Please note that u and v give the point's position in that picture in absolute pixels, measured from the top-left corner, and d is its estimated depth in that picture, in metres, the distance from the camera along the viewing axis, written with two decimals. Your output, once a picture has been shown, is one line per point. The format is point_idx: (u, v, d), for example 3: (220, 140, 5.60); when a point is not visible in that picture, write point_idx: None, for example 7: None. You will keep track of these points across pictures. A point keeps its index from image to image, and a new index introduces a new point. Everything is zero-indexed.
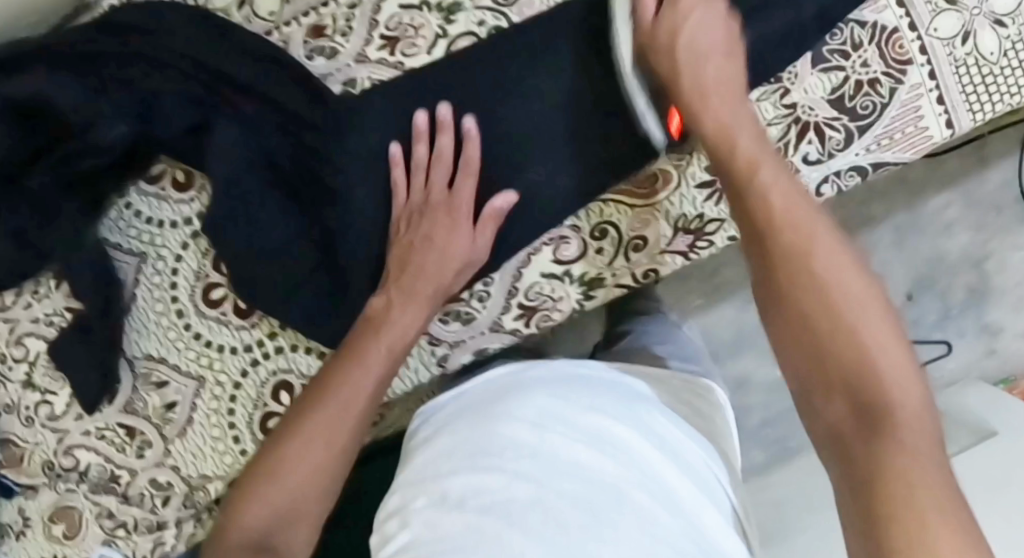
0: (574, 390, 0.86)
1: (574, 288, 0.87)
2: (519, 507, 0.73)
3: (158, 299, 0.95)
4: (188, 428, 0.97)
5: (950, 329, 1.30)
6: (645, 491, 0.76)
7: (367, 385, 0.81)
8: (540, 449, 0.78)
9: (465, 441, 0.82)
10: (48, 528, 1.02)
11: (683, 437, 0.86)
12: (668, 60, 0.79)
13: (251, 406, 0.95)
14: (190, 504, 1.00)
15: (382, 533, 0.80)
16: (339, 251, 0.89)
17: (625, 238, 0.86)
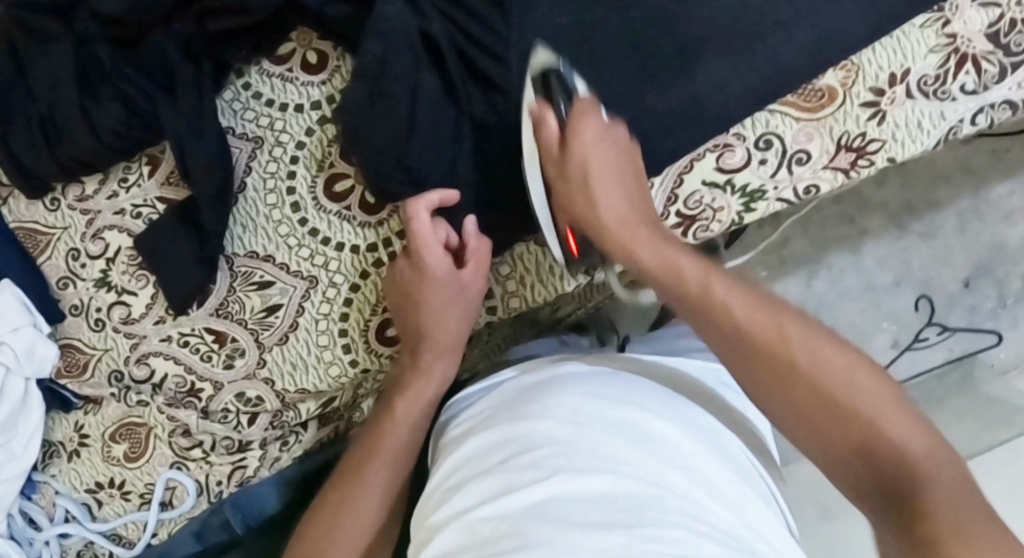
0: (611, 379, 0.86)
1: (734, 199, 0.85)
2: (568, 513, 0.73)
3: (271, 189, 0.87)
4: (290, 334, 0.88)
5: (1004, 318, 1.32)
6: (689, 480, 0.77)
7: (380, 477, 0.86)
8: (576, 445, 0.78)
9: (504, 443, 0.82)
10: (108, 447, 0.92)
11: (727, 431, 0.85)
12: (567, 197, 0.82)
13: (367, 310, 0.88)
14: (277, 424, 0.92)
15: (424, 532, 0.80)
16: (486, 147, 0.85)
17: (789, 150, 0.85)
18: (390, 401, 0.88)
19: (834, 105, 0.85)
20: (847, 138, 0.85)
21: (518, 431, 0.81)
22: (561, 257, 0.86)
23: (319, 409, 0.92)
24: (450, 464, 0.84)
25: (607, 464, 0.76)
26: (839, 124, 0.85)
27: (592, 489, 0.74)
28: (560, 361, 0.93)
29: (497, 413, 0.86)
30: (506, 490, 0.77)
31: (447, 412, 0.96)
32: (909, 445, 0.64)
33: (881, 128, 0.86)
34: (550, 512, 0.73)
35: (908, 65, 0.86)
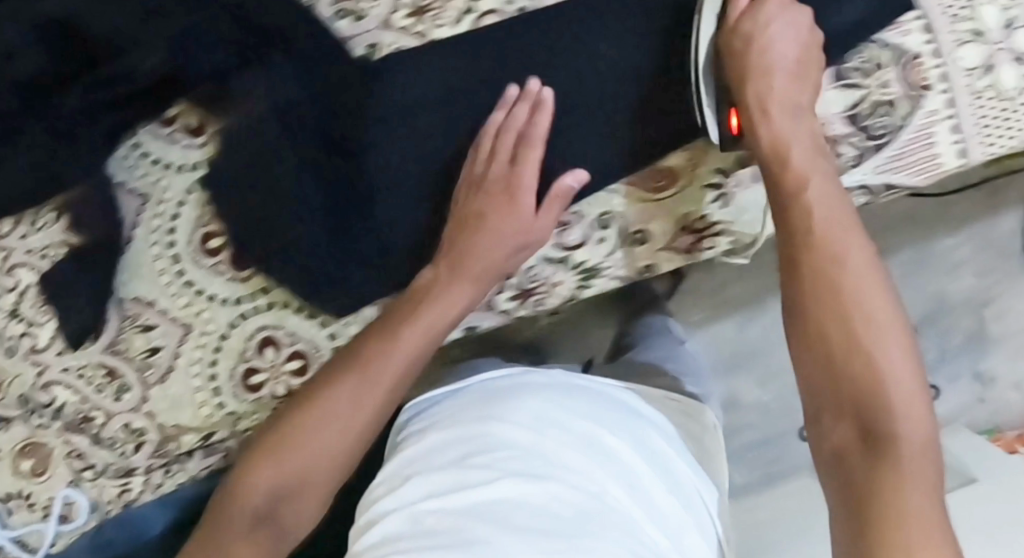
0: (571, 392, 0.89)
1: (570, 275, 0.92)
2: (522, 517, 0.76)
3: (154, 241, 0.94)
4: (169, 375, 0.96)
5: (944, 371, 1.32)
6: (633, 498, 0.81)
7: (338, 407, 0.87)
8: (529, 454, 0.81)
9: (458, 440, 0.84)
10: (16, 462, 1.01)
11: (673, 451, 0.90)
12: (738, 77, 0.81)
13: (235, 359, 0.95)
14: (161, 454, 1.00)
15: (367, 518, 0.83)
16: (343, 217, 0.89)
17: (626, 231, 0.90)
18: (343, 358, 0.88)
19: (676, 187, 0.89)
20: (686, 221, 0.90)
21: (476, 431, 0.84)
22: (719, 135, 0.84)
23: (200, 442, 0.99)
24: (402, 460, 0.86)
25: (551, 472, 0.80)
26: (680, 208, 0.90)
27: (541, 497, 0.77)
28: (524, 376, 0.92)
29: (459, 409, 0.89)
30: (456, 488, 0.79)
31: (409, 410, 0.97)
32: (909, 408, 0.70)
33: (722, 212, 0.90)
34: (498, 514, 0.76)
35: None
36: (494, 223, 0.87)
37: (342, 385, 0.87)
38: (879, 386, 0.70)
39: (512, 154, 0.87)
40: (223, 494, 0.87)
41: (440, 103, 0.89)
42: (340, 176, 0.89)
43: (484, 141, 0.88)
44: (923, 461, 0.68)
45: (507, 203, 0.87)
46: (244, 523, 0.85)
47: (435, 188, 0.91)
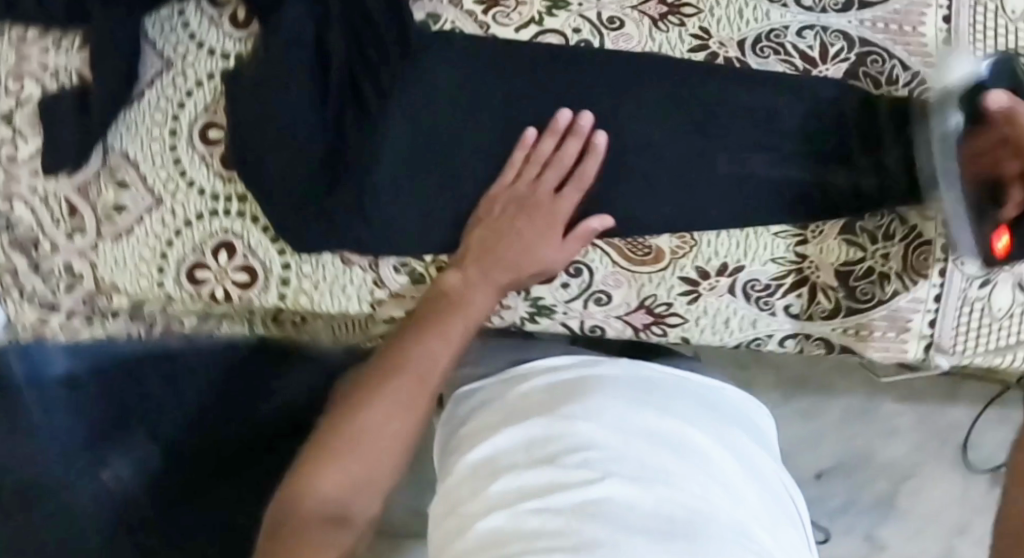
0: (664, 394, 0.85)
1: (524, 304, 0.91)
2: (633, 518, 0.72)
3: (160, 109, 0.95)
4: (124, 236, 0.97)
5: (841, 521, 1.27)
6: (731, 494, 0.77)
7: (442, 361, 0.85)
8: (627, 454, 0.77)
9: (538, 439, 0.80)
10: None
11: (758, 452, 0.86)
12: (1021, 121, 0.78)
13: (188, 248, 0.95)
14: (89, 302, 1.02)
15: (452, 508, 0.79)
16: (338, 161, 0.91)
17: (592, 286, 0.89)
18: (428, 330, 0.85)
19: (654, 266, 0.88)
20: (650, 301, 0.89)
21: (552, 432, 0.80)
22: (980, 254, 0.83)
23: (129, 306, 1.01)
24: (472, 454, 0.82)
25: (658, 474, 0.76)
26: (650, 286, 0.89)
27: (663, 501, 0.73)
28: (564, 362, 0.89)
29: (538, 402, 0.84)
30: (559, 487, 0.75)
31: (456, 395, 0.92)
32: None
33: (687, 307, 0.89)
34: (611, 515, 0.72)
35: (743, 264, 0.88)
36: (508, 254, 0.87)
37: (388, 386, 0.82)
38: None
39: (557, 184, 0.87)
40: (302, 458, 0.79)
41: (469, 97, 0.89)
42: (350, 126, 0.90)
43: (521, 159, 0.87)
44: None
45: (547, 225, 0.86)
46: (319, 515, 0.75)
47: (432, 169, 0.90)
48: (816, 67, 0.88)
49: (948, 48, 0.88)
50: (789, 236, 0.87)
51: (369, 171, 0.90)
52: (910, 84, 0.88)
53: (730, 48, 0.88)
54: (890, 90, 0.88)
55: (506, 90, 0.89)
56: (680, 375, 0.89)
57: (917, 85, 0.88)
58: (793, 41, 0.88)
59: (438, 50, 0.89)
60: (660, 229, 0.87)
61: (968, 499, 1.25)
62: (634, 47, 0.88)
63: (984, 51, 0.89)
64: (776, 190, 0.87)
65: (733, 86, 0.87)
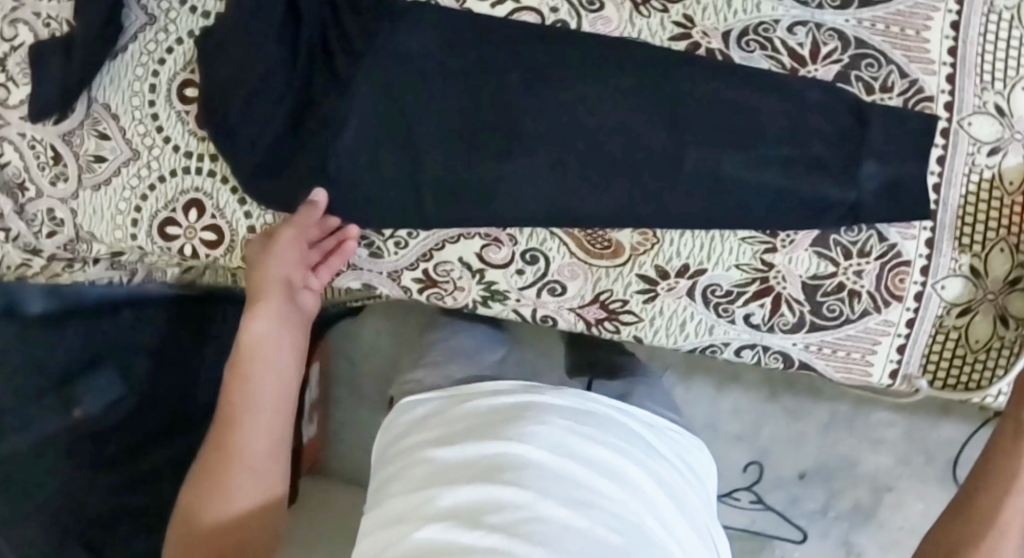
0: (595, 421, 0.90)
1: (476, 287, 0.88)
2: (567, 541, 0.75)
3: (142, 63, 0.96)
4: (103, 186, 0.98)
5: (819, 524, 1.28)
6: (651, 517, 0.83)
7: (264, 396, 0.83)
8: (564, 474, 0.81)
9: (477, 453, 0.83)
10: None
11: (672, 478, 0.91)
12: None
13: (161, 204, 0.96)
14: (70, 248, 1.03)
15: (389, 516, 0.82)
16: (306, 129, 0.90)
17: (547, 275, 0.87)
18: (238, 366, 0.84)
19: (612, 261, 0.85)
20: (604, 296, 0.86)
21: (488, 450, 0.83)
22: None
23: (108, 255, 1.02)
24: (408, 472, 0.86)
25: (592, 497, 0.80)
26: (607, 280, 0.86)
27: (598, 520, 0.78)
28: (501, 387, 0.94)
29: (478, 423, 0.88)
30: (494, 502, 0.78)
31: (401, 408, 0.97)
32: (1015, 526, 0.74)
33: (643, 307, 0.86)
34: (549, 532, 0.75)
35: (705, 267, 0.84)
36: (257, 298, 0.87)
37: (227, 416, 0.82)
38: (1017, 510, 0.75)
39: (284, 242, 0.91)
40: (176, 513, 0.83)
41: (439, 73, 0.86)
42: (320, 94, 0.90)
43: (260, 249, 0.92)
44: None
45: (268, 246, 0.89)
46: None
47: (397, 143, 0.87)
48: (804, 67, 0.83)
49: (951, 58, 0.83)
50: (755, 241, 0.84)
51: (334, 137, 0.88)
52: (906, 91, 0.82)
53: (713, 39, 0.83)
54: (880, 98, 0.82)
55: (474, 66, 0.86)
56: (604, 404, 0.94)
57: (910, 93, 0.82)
58: (783, 36, 0.83)
59: (410, 23, 0.87)
60: (617, 225, 0.83)
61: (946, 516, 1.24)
62: (614, 32, 0.84)
63: (992, 64, 0.82)
64: (751, 196, 0.82)
65: (709, 81, 0.83)
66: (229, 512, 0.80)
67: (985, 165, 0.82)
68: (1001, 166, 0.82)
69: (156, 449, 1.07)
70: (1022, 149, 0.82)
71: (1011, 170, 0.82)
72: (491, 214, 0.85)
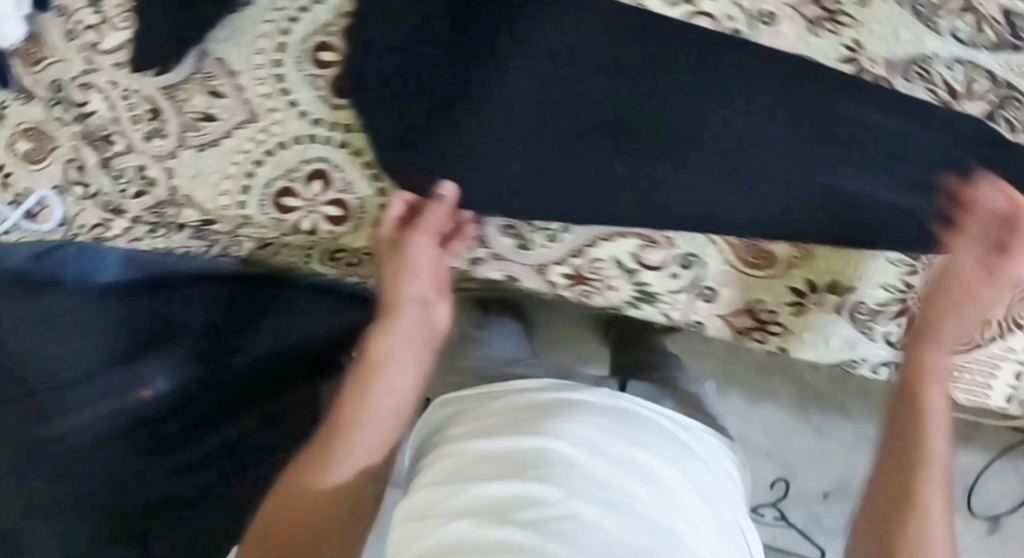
0: (636, 427, 0.83)
1: (627, 287, 0.86)
2: (595, 542, 0.68)
3: (271, 19, 0.89)
4: (209, 147, 0.92)
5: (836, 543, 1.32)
6: (690, 527, 0.75)
7: (376, 396, 0.79)
8: (596, 474, 0.74)
9: (509, 454, 0.77)
10: (15, 140, 1.00)
11: (714, 480, 0.83)
12: None
13: (279, 171, 0.90)
14: (155, 212, 0.96)
15: (411, 515, 0.77)
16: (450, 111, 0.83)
17: (703, 282, 0.86)
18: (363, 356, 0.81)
19: (770, 273, 0.86)
20: (758, 307, 0.87)
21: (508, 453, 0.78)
22: None
23: (199, 223, 0.96)
24: (429, 477, 0.80)
25: (623, 499, 0.73)
26: (762, 292, 0.87)
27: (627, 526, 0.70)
28: (543, 388, 0.87)
29: (512, 419, 0.83)
30: (519, 501, 0.72)
31: (442, 408, 0.91)
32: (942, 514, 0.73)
33: (794, 322, 0.87)
34: (576, 533, 0.69)
35: (854, 285, 0.86)
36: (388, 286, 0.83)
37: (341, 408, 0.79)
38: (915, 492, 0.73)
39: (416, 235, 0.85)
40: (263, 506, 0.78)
41: (607, 65, 0.82)
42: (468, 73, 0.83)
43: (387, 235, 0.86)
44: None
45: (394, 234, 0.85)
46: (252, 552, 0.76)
47: (556, 138, 0.83)
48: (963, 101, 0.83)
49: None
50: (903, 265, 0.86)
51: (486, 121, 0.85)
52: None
53: (879, 65, 0.82)
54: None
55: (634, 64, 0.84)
56: (650, 409, 0.87)
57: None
58: (942, 70, 0.83)
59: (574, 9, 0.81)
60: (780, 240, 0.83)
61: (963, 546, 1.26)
62: (787, 46, 0.82)
63: None
64: (917, 226, 0.82)
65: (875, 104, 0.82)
66: (309, 501, 0.76)
67: None
68: None
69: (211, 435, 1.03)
70: None
71: None
72: (652, 214, 0.83)
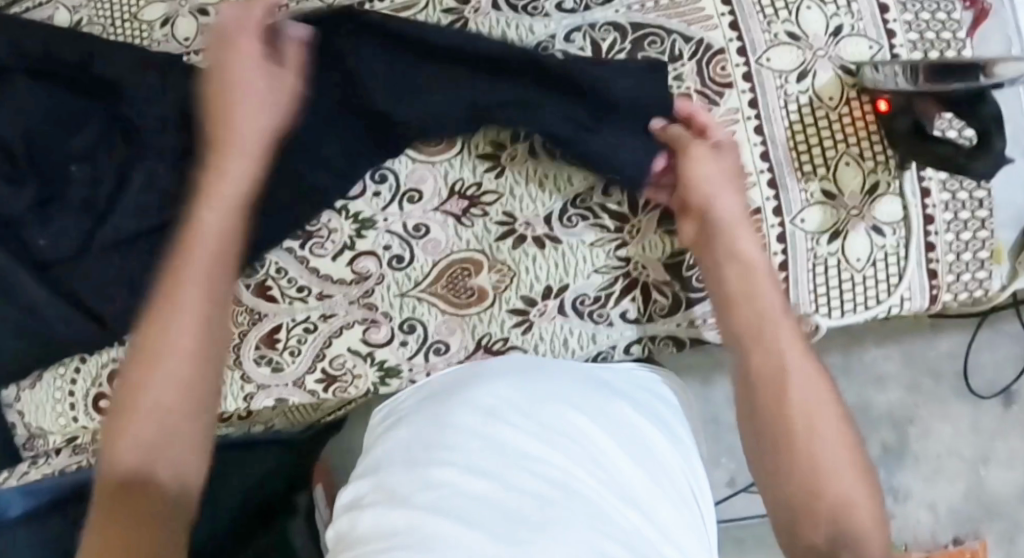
0: (547, 374, 0.82)
1: (371, 370, 0.90)
2: (454, 507, 0.71)
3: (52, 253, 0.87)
4: (36, 383, 1.01)
5: None
6: (536, 493, 0.72)
7: (172, 332, 0.70)
8: (467, 456, 0.75)
9: (410, 442, 0.78)
10: None
11: (661, 435, 0.81)
12: (177, 362, 0.69)
13: (89, 383, 1.00)
14: (30, 446, 1.04)
15: (367, 473, 0.78)
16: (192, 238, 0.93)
17: (429, 338, 0.89)
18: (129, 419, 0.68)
19: (481, 305, 0.87)
20: (486, 340, 0.87)
21: (439, 430, 0.77)
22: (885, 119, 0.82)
23: (66, 443, 1.03)
24: (379, 451, 0.80)
25: (508, 468, 0.74)
26: (482, 325, 0.87)
27: (500, 466, 0.74)
28: (487, 371, 0.83)
29: (428, 405, 0.81)
30: (416, 485, 0.73)
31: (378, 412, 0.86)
32: (830, 418, 0.69)
33: (524, 337, 0.87)
34: (455, 512, 0.70)
35: (567, 282, 0.86)
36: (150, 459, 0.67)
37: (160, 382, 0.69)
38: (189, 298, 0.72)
39: None
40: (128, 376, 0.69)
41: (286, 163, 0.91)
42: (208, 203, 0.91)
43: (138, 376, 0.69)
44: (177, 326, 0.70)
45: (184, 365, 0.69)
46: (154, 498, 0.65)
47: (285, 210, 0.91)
48: None
49: (736, 32, 0.84)
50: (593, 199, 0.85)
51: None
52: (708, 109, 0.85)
53: None
54: (674, 84, 0.85)
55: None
56: (545, 409, 0.79)
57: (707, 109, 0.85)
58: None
59: None
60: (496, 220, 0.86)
61: (981, 427, 1.29)
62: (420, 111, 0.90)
63: None
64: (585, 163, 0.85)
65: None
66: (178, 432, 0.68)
67: (798, 92, 0.84)
68: (814, 87, 0.84)
69: None
70: (828, 65, 0.84)
71: (826, 88, 0.84)
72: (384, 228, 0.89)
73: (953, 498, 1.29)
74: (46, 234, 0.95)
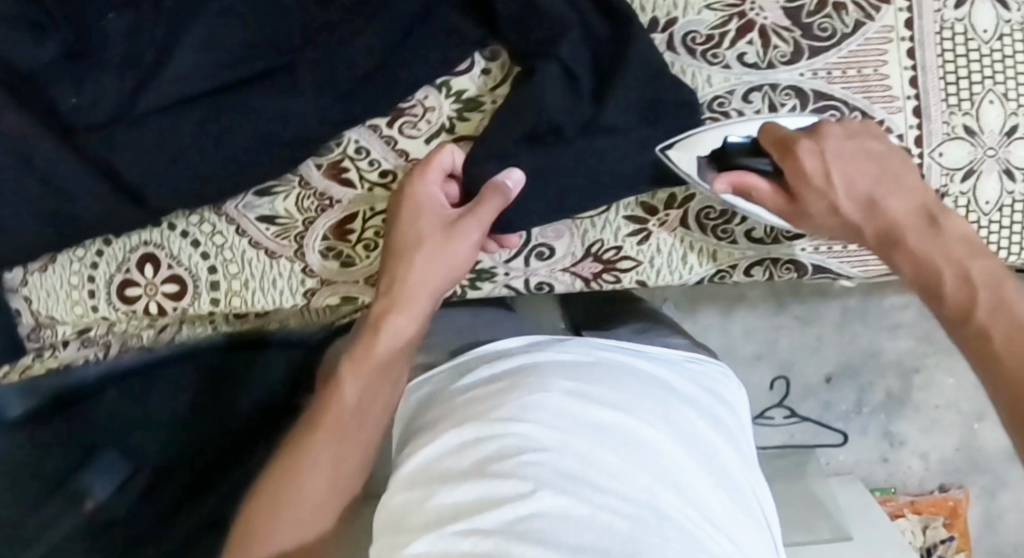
0: (610, 374, 0.72)
1: None
2: (539, 533, 0.60)
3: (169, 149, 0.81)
4: (49, 264, 0.89)
5: (856, 424, 1.34)
6: (625, 517, 0.62)
7: (329, 453, 0.75)
8: (541, 467, 0.64)
9: (469, 445, 0.67)
10: None
11: (727, 444, 0.73)
12: (294, 478, 0.75)
13: (114, 267, 0.88)
14: (34, 337, 0.93)
15: (412, 479, 0.67)
16: (255, 109, 0.81)
17: (532, 240, 0.81)
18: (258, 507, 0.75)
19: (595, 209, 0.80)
20: (597, 247, 0.81)
21: (504, 429, 0.66)
22: None
23: (77, 333, 0.93)
24: (423, 451, 0.68)
25: (593, 480, 0.63)
26: (595, 231, 0.81)
27: (584, 480, 0.63)
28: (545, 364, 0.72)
29: (483, 402, 0.69)
30: (484, 505, 0.63)
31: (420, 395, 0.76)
32: None
33: (638, 249, 0.82)
34: (544, 538, 0.60)
35: (692, 192, 0.80)
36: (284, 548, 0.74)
37: (297, 481, 0.75)
38: (354, 420, 0.77)
39: None
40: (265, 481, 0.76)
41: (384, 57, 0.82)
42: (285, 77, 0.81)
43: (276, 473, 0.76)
44: (341, 437, 0.76)
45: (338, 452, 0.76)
46: None
47: (373, 88, 0.82)
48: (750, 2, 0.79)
49: None
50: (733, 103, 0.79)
51: (259, 162, 0.83)
52: (863, 23, 0.79)
53: None
54: None
55: (378, 79, 0.82)
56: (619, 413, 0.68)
57: (862, 22, 0.79)
58: None
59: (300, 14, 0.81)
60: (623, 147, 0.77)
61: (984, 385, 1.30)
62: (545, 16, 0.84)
63: None
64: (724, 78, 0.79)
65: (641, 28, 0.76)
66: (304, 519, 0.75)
67: (955, 19, 0.79)
68: (970, 16, 0.79)
69: (174, 474, 0.98)
70: None
71: (982, 19, 0.79)
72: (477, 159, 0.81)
73: (945, 450, 1.33)
74: (78, 93, 0.81)
